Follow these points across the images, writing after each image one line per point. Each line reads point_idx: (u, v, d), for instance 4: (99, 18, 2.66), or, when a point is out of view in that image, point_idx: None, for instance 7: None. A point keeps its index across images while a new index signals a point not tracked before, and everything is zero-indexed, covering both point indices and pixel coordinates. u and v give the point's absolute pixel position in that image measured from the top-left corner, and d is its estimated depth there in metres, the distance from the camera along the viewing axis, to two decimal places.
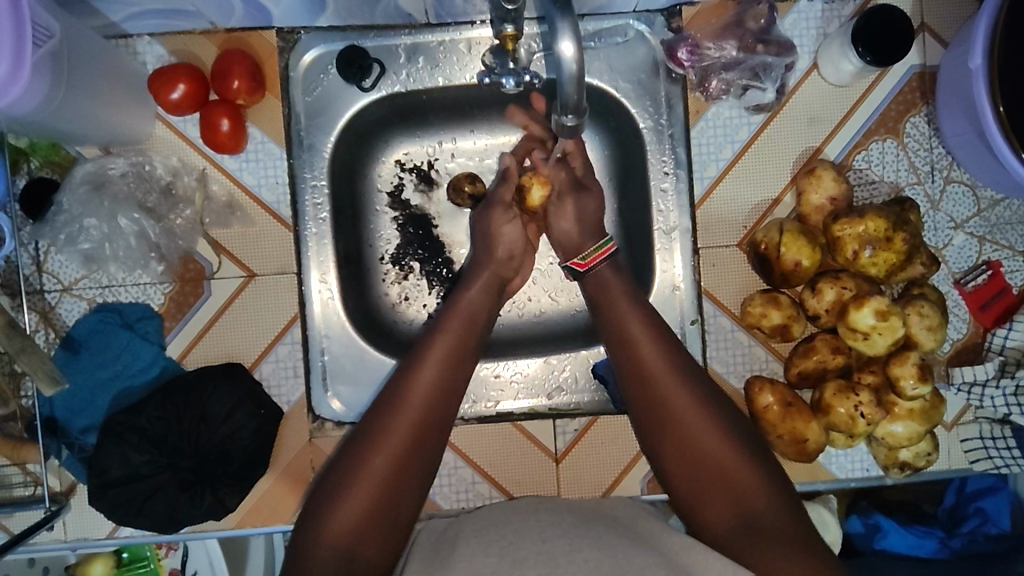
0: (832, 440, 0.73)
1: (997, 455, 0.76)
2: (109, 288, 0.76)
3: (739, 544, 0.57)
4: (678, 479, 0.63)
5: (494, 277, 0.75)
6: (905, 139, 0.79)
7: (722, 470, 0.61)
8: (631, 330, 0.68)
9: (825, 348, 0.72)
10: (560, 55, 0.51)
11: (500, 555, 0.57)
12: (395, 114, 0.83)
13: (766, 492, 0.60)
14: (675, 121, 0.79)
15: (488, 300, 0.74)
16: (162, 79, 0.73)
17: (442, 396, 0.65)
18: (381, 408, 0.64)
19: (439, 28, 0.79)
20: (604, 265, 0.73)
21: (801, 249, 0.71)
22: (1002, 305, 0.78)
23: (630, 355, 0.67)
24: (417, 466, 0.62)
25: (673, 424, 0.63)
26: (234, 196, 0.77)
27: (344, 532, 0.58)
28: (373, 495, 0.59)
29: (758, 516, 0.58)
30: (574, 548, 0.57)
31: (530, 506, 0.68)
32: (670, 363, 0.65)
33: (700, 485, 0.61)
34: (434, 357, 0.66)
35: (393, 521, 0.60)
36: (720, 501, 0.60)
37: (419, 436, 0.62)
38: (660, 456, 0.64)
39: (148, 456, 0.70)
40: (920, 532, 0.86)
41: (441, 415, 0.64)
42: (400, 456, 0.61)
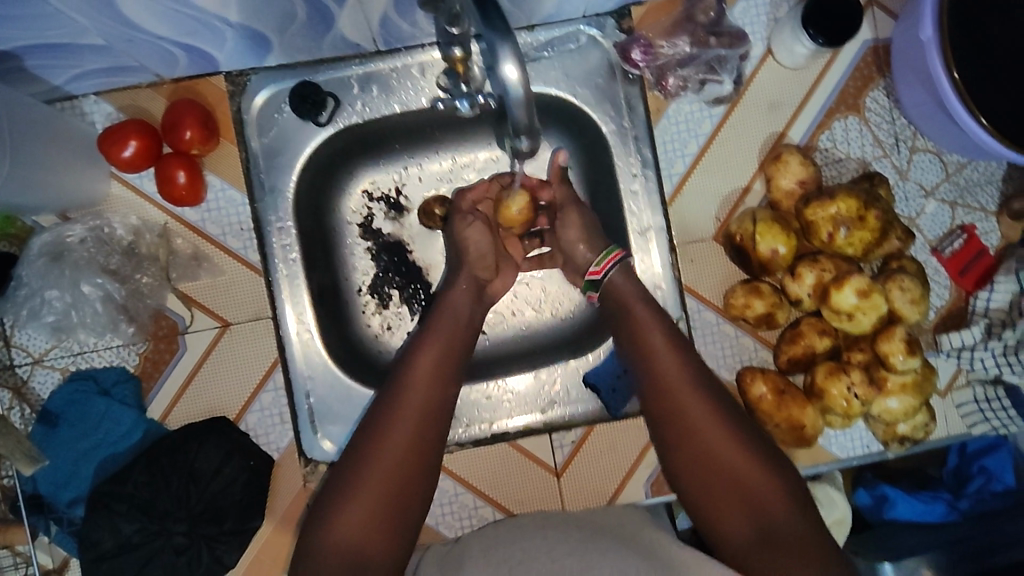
0: (829, 422, 0.72)
1: (994, 416, 0.75)
2: (81, 355, 0.74)
3: (755, 556, 0.56)
4: (694, 491, 0.61)
5: (474, 283, 0.74)
6: (867, 114, 0.77)
7: (739, 480, 0.59)
8: (648, 338, 0.66)
9: (812, 332, 0.70)
10: (505, 78, 0.49)
11: None
12: (355, 145, 0.81)
13: (786, 502, 0.58)
14: (637, 122, 0.78)
15: (472, 301, 0.74)
16: (112, 138, 0.72)
17: (426, 420, 0.64)
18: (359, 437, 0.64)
19: (389, 55, 0.78)
20: (616, 270, 0.71)
21: (776, 237, 0.70)
22: (981, 266, 0.76)
23: (646, 366, 0.65)
24: (410, 492, 0.61)
25: (689, 435, 0.61)
26: (199, 248, 0.75)
27: (335, 557, 0.58)
28: (366, 523, 0.59)
29: (776, 527, 0.57)
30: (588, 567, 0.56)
31: (537, 522, 0.67)
32: (686, 370, 0.64)
33: (718, 497, 0.60)
34: (416, 382, 0.65)
35: (384, 544, 0.60)
36: (736, 513, 0.59)
37: (407, 464, 0.62)
38: (678, 469, 0.62)
39: (138, 523, 0.69)
40: (928, 499, 0.89)
41: (429, 437, 0.64)
42: (392, 484, 0.61)
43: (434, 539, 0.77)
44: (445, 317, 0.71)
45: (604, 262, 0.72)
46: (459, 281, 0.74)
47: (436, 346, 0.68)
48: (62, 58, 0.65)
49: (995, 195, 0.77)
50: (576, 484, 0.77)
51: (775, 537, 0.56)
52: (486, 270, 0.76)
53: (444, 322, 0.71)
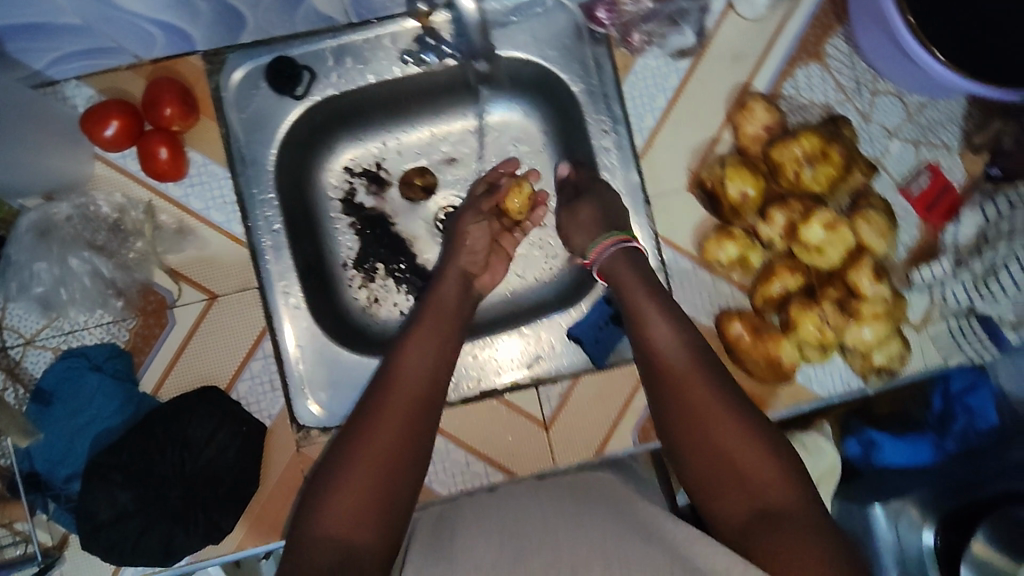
0: (806, 357, 0.74)
1: (968, 345, 0.78)
2: (72, 333, 0.76)
3: (755, 533, 0.56)
4: (694, 472, 0.62)
5: (461, 275, 0.79)
6: (828, 62, 0.80)
7: (738, 461, 0.60)
8: (645, 333, 0.69)
9: (784, 271, 0.72)
10: None
11: (500, 549, 0.56)
12: (335, 121, 0.86)
13: (786, 485, 0.58)
14: (606, 81, 0.80)
15: (461, 295, 0.78)
16: (94, 119, 0.73)
17: (416, 414, 0.67)
18: (352, 425, 0.66)
19: (362, 27, 0.79)
20: (616, 250, 0.74)
21: (745, 179, 0.72)
22: (947, 202, 0.78)
23: (645, 361, 0.68)
24: (400, 481, 0.63)
25: (689, 423, 0.63)
26: (183, 222, 0.77)
27: (324, 542, 0.58)
28: (356, 511, 0.60)
29: (777, 506, 0.57)
30: (578, 540, 0.56)
31: (533, 494, 0.67)
32: (685, 359, 0.66)
33: (720, 482, 0.60)
34: (408, 382, 0.69)
35: (378, 529, 0.60)
36: (737, 495, 0.59)
37: (399, 455, 0.64)
38: (681, 459, 0.63)
39: (134, 492, 0.70)
40: (914, 439, 0.87)
41: (420, 433, 0.66)
42: (384, 472, 0.63)
43: (428, 498, 0.78)
44: (431, 312, 0.75)
45: (599, 246, 0.75)
46: (447, 274, 0.79)
47: (425, 343, 0.72)
48: (41, 40, 0.67)
49: (957, 133, 0.79)
50: (565, 436, 0.79)
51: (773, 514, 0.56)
52: (475, 264, 0.81)
53: (429, 317, 0.75)
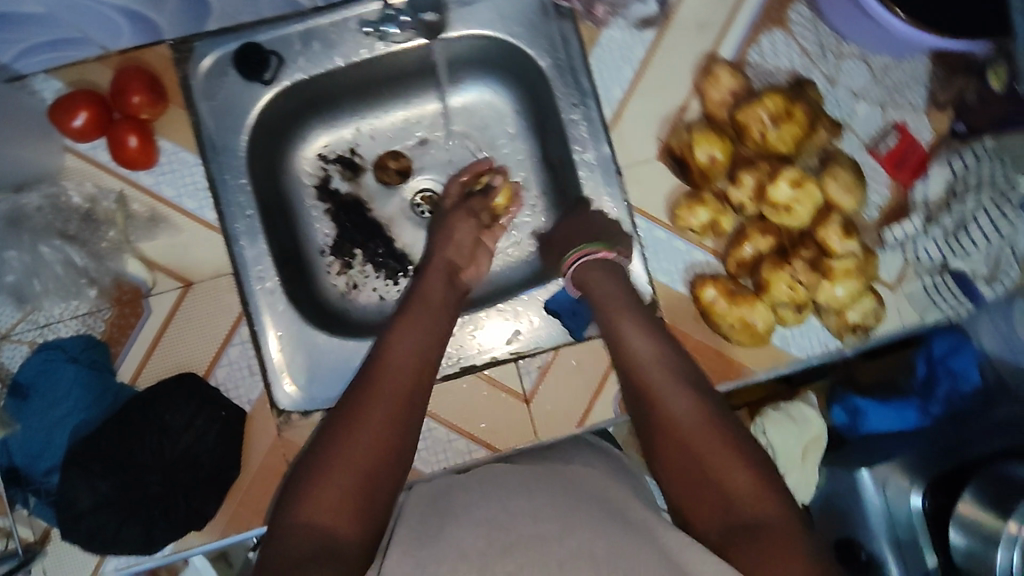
0: (781, 319, 0.74)
1: (943, 302, 0.78)
2: (48, 326, 0.76)
3: (728, 543, 0.54)
4: (673, 480, 0.61)
5: (446, 267, 0.79)
6: (792, 28, 0.80)
7: (716, 468, 0.58)
8: (625, 337, 0.69)
9: (756, 233, 0.73)
10: None
11: (487, 536, 0.56)
12: (305, 106, 0.86)
13: (767, 495, 0.56)
14: (572, 55, 0.80)
15: (449, 289, 0.78)
16: (62, 109, 0.74)
17: (401, 410, 0.66)
18: (338, 415, 0.65)
19: (328, 11, 0.80)
20: (590, 262, 0.75)
21: (711, 143, 0.73)
22: (917, 159, 0.79)
23: (626, 366, 0.68)
24: (381, 478, 0.62)
25: (668, 429, 0.62)
26: (156, 210, 0.77)
27: (305, 531, 0.58)
28: (340, 498, 0.60)
29: (754, 516, 0.55)
30: (572, 530, 0.55)
31: (525, 478, 0.66)
32: (667, 366, 0.66)
33: (698, 490, 0.59)
34: (393, 373, 0.68)
35: (356, 524, 0.59)
36: (713, 505, 0.57)
37: (380, 452, 0.63)
38: (660, 467, 0.62)
39: (113, 480, 0.70)
40: (898, 406, 0.92)
41: (403, 429, 0.65)
42: (365, 466, 0.61)
43: (411, 478, 0.77)
44: (417, 306, 0.75)
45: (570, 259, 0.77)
46: (433, 267, 0.79)
47: (411, 336, 0.71)
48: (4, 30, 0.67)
49: (923, 93, 0.79)
50: (547, 409, 0.79)
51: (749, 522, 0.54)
52: (461, 258, 0.81)
53: (416, 309, 0.74)
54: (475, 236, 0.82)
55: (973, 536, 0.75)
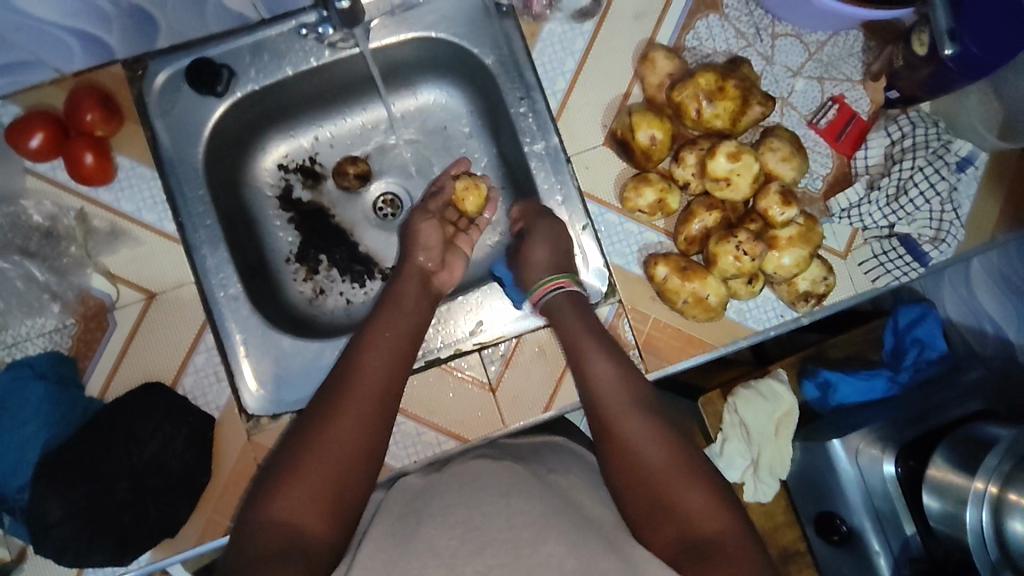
0: (733, 291, 0.76)
1: (894, 267, 0.79)
2: (16, 345, 0.77)
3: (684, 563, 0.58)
4: (629, 490, 0.64)
5: (420, 275, 0.79)
6: (726, 11, 0.83)
7: (676, 491, 0.62)
8: (588, 358, 0.71)
9: (701, 209, 0.75)
10: None
11: (462, 537, 0.57)
12: (262, 119, 0.88)
13: (719, 513, 0.61)
14: (516, 51, 0.83)
15: (423, 295, 0.78)
16: (19, 129, 0.75)
17: (373, 413, 0.66)
18: (313, 415, 0.65)
19: (277, 22, 0.82)
20: (558, 294, 0.75)
21: (651, 123, 0.75)
22: (856, 130, 0.81)
23: (588, 386, 0.70)
24: (351, 478, 0.62)
25: (625, 451, 0.65)
26: (116, 225, 0.78)
27: (273, 532, 0.58)
28: (311, 497, 0.60)
29: (708, 537, 0.59)
30: (546, 533, 0.56)
31: (508, 474, 0.66)
32: (625, 389, 0.68)
33: (655, 510, 0.62)
34: (370, 374, 0.68)
35: (328, 524, 0.60)
36: (670, 525, 0.61)
37: (353, 454, 0.63)
38: (614, 480, 0.65)
39: (84, 488, 0.71)
40: (868, 376, 0.92)
41: (375, 434, 0.65)
42: (338, 466, 0.62)
43: (382, 473, 0.78)
44: (393, 308, 0.75)
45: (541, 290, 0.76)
46: (405, 275, 0.79)
47: (387, 339, 0.71)
48: None
49: (858, 65, 0.82)
50: (513, 397, 0.80)
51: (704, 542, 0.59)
52: (430, 261, 0.81)
53: (392, 311, 0.74)
54: (443, 238, 0.83)
55: (948, 499, 0.75)
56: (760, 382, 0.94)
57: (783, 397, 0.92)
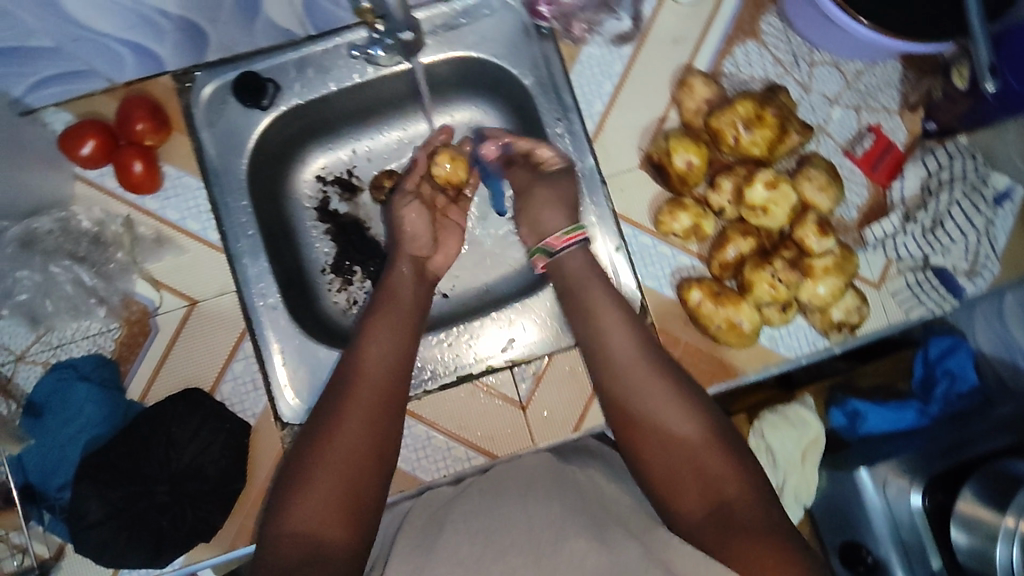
0: (767, 318, 0.76)
1: (929, 298, 0.79)
2: (60, 347, 0.79)
3: (709, 526, 0.60)
4: (654, 466, 0.65)
5: (412, 263, 0.81)
6: (765, 38, 0.84)
7: (700, 458, 0.63)
8: (607, 334, 0.72)
9: (736, 234, 0.76)
10: None
11: (484, 540, 0.59)
12: (305, 132, 0.90)
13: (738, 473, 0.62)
14: (554, 72, 0.84)
15: (416, 282, 0.80)
16: (71, 137, 0.78)
17: (380, 419, 0.67)
18: (318, 422, 0.67)
19: (321, 39, 0.84)
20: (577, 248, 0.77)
21: (688, 149, 0.76)
22: (893, 160, 0.81)
23: (604, 366, 0.71)
24: (366, 485, 0.64)
25: (643, 426, 0.67)
26: (161, 232, 0.80)
27: (294, 544, 0.59)
28: (325, 507, 0.61)
29: (731, 500, 0.61)
30: (565, 532, 0.57)
31: (523, 486, 0.66)
32: (646, 362, 0.69)
33: (677, 479, 0.63)
34: (372, 379, 0.69)
35: (348, 530, 0.61)
36: (696, 491, 0.62)
37: (366, 460, 0.64)
38: (637, 456, 0.66)
39: (124, 490, 0.72)
40: (897, 406, 0.93)
41: (384, 437, 0.67)
42: (348, 472, 0.63)
43: (412, 485, 0.79)
44: (388, 308, 0.76)
45: (564, 239, 0.77)
46: (399, 268, 0.81)
47: (389, 345, 0.72)
48: (16, 64, 0.71)
49: (895, 95, 0.83)
50: (543, 415, 0.81)
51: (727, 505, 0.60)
52: (421, 249, 0.83)
53: (388, 312, 0.75)
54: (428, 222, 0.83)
55: (976, 534, 0.75)
56: (785, 407, 0.94)
57: (810, 423, 0.93)
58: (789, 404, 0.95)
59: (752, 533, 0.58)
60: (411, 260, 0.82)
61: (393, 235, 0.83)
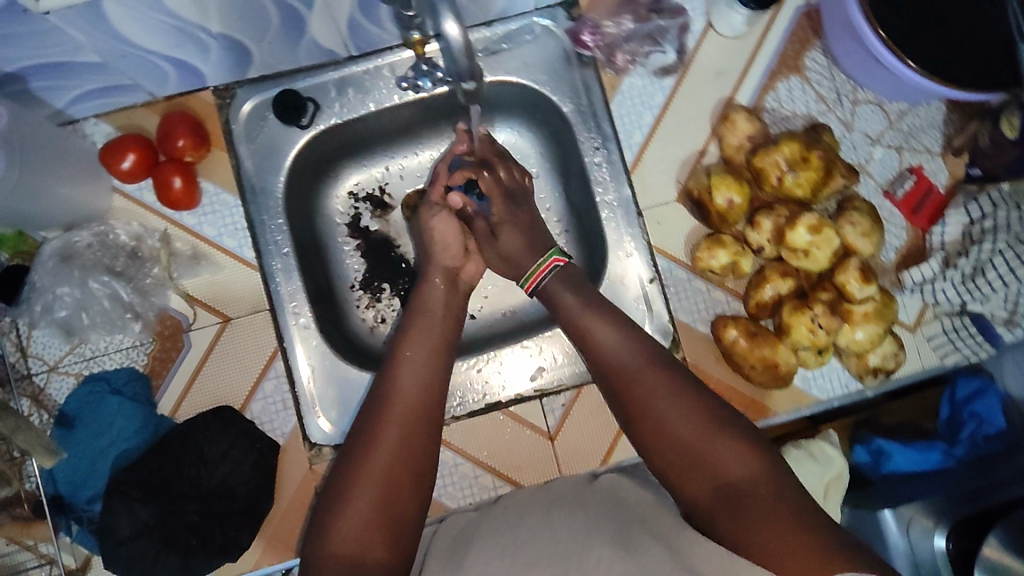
0: (803, 361, 0.76)
1: (964, 345, 0.80)
2: (93, 359, 0.79)
3: (720, 515, 0.58)
4: (659, 459, 0.63)
5: (446, 274, 0.80)
6: (808, 74, 0.83)
7: (704, 445, 0.61)
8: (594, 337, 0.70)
9: (775, 275, 0.76)
10: (448, 37, 0.49)
11: (513, 557, 0.58)
12: (341, 149, 0.90)
13: (746, 457, 0.60)
14: (595, 101, 0.83)
15: (448, 292, 0.79)
16: (112, 152, 0.78)
17: (414, 439, 0.67)
18: (354, 442, 0.67)
19: (362, 59, 0.83)
20: (551, 276, 0.76)
21: (730, 187, 0.76)
22: (933, 204, 0.82)
23: (599, 357, 0.70)
24: (403, 506, 0.64)
25: (643, 416, 0.65)
26: (198, 248, 0.81)
27: (336, 564, 0.59)
28: (362, 527, 0.61)
29: (739, 482, 0.59)
30: (589, 543, 0.58)
31: (542, 502, 0.68)
32: (638, 353, 0.68)
33: (683, 466, 0.61)
34: (406, 400, 0.69)
35: (387, 548, 0.61)
36: (702, 479, 0.60)
37: (403, 483, 0.64)
38: (644, 448, 0.65)
39: (154, 507, 0.73)
40: (924, 446, 0.80)
41: (419, 458, 0.66)
42: (383, 491, 0.63)
43: (437, 511, 0.80)
44: (419, 321, 0.76)
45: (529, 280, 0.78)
46: (429, 277, 0.80)
47: (425, 364, 0.72)
48: (61, 79, 0.71)
49: (937, 137, 0.83)
50: (569, 446, 0.82)
51: (737, 493, 0.58)
52: (454, 259, 0.82)
53: (420, 327, 0.75)
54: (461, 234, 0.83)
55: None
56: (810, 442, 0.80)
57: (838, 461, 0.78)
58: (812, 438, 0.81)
59: (765, 514, 0.56)
60: (444, 272, 0.80)
61: (424, 248, 0.83)
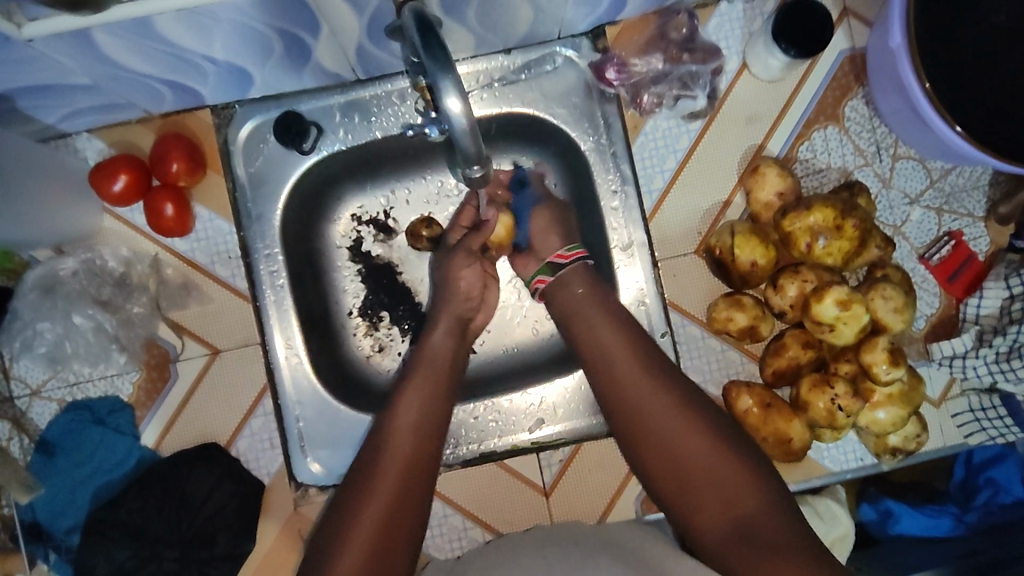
0: (819, 435, 0.73)
1: (990, 425, 0.75)
2: (77, 385, 0.76)
3: (731, 554, 0.54)
4: (664, 484, 0.59)
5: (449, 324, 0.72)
6: (846, 124, 0.77)
7: (710, 471, 0.57)
8: (600, 358, 0.64)
9: (795, 344, 0.71)
10: (448, 112, 0.47)
11: None
12: (344, 170, 0.82)
13: (755, 486, 0.56)
14: (615, 140, 0.77)
15: (454, 343, 0.71)
16: (102, 173, 0.74)
17: (411, 478, 0.59)
18: (355, 477, 0.60)
19: (370, 83, 0.78)
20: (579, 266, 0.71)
21: (755, 248, 0.71)
22: (970, 272, 0.77)
23: (599, 367, 0.64)
24: (403, 534, 0.57)
25: (646, 434, 0.60)
26: (188, 278, 0.78)
27: None
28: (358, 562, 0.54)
29: (750, 514, 0.55)
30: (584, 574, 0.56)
31: (537, 540, 0.65)
32: (640, 365, 0.63)
33: (690, 493, 0.57)
34: (405, 438, 0.61)
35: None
36: (710, 509, 0.56)
37: (398, 531, 0.57)
38: (646, 470, 0.60)
39: (131, 550, 0.71)
40: (933, 511, 0.75)
41: (419, 495, 0.59)
42: (388, 519, 0.56)
43: (423, 561, 0.78)
44: (428, 365, 0.67)
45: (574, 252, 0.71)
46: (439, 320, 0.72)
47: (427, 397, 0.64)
48: (50, 99, 0.67)
49: (982, 201, 0.77)
50: (565, 501, 0.79)
51: (746, 526, 0.54)
52: (470, 309, 0.74)
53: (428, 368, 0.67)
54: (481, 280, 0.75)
55: None
56: (814, 501, 0.76)
57: (841, 520, 0.75)
58: (817, 496, 0.77)
59: (773, 554, 0.52)
60: (455, 318, 0.72)
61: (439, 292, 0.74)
